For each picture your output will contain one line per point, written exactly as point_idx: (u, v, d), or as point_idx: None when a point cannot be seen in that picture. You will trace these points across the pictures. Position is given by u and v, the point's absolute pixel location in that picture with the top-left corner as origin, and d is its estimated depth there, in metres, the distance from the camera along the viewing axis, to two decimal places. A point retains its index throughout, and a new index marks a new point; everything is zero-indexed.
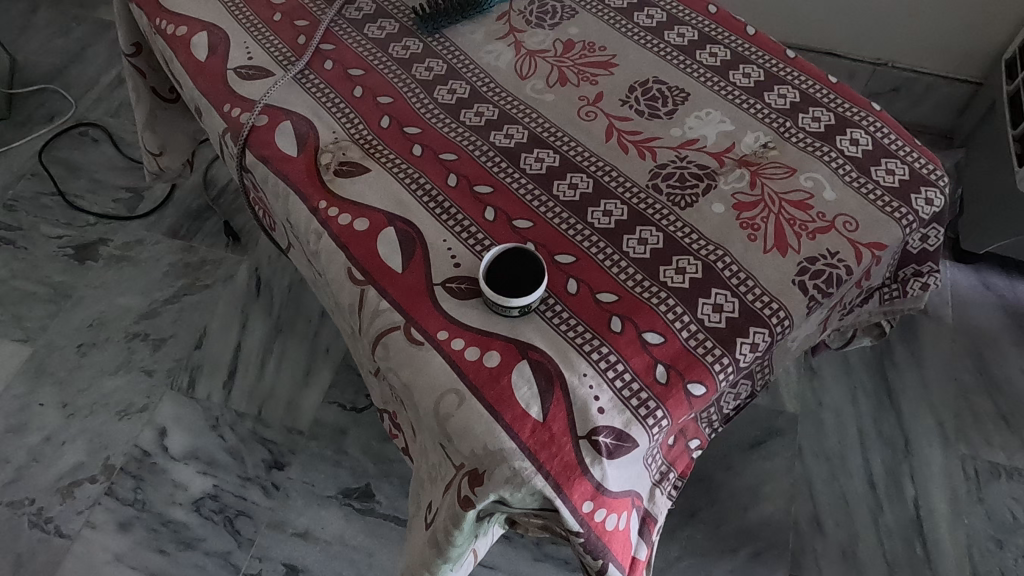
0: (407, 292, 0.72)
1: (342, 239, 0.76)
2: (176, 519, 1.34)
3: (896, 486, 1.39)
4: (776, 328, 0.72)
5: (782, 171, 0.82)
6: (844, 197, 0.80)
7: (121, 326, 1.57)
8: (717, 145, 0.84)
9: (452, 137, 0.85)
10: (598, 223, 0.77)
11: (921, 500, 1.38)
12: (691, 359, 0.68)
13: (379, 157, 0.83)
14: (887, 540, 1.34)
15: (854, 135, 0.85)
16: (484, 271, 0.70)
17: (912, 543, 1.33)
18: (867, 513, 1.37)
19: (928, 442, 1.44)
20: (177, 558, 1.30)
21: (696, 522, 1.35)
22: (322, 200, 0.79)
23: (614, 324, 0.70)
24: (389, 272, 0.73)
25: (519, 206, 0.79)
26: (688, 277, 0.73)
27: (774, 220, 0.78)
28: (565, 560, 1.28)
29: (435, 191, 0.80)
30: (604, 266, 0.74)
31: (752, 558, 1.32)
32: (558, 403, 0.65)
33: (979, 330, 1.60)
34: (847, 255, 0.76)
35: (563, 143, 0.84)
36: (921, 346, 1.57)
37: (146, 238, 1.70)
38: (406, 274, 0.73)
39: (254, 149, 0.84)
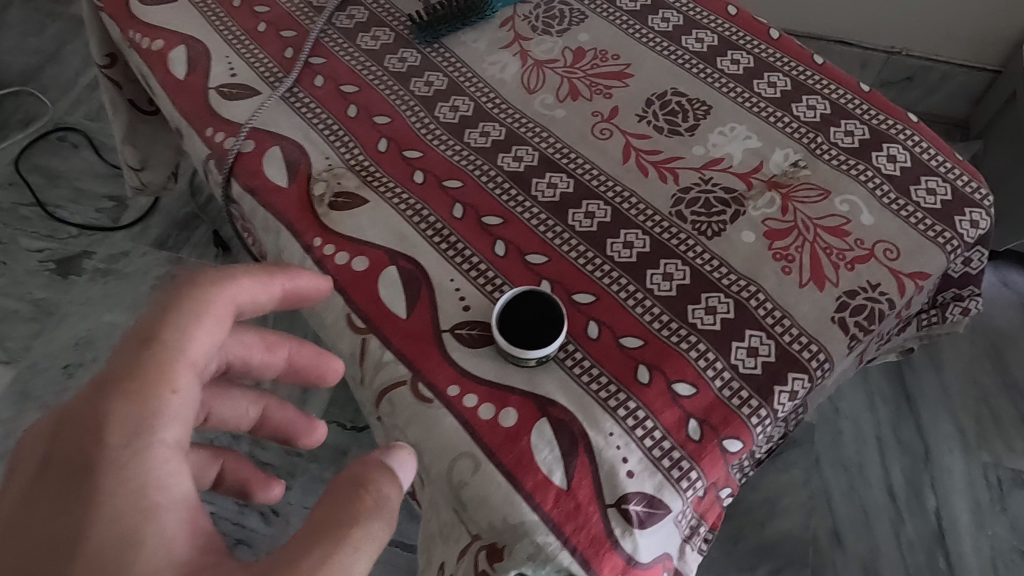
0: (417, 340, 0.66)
1: (340, 282, 0.69)
2: None
3: (917, 496, 1.35)
4: (816, 372, 0.66)
5: (815, 192, 0.75)
6: (884, 221, 0.74)
7: (109, 345, 1.50)
8: (744, 164, 0.78)
9: (455, 161, 0.78)
10: (619, 257, 0.71)
11: (943, 510, 1.33)
12: (726, 411, 0.63)
13: (377, 185, 0.76)
14: (909, 553, 1.30)
15: (891, 150, 0.79)
16: (496, 321, 0.64)
17: (934, 554, 1.29)
18: (888, 525, 1.32)
19: (949, 448, 1.40)
20: None
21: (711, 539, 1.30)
22: (316, 236, 0.72)
23: (641, 373, 0.64)
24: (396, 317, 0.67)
25: (532, 238, 0.72)
26: (720, 318, 0.67)
27: (809, 249, 0.72)
28: None
29: (439, 223, 0.73)
30: (627, 305, 0.68)
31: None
32: (583, 468, 0.59)
33: (998, 330, 1.55)
34: (889, 288, 0.70)
35: (577, 165, 0.77)
36: (940, 348, 1.52)
37: (132, 250, 1.63)
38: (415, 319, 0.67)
39: (241, 179, 0.77)
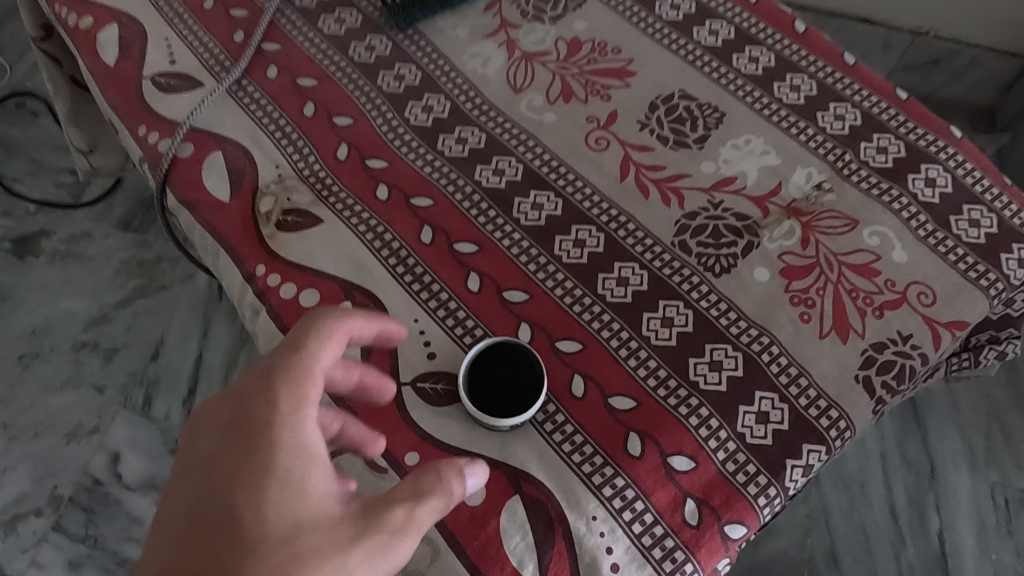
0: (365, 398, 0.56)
1: (284, 320, 0.59)
2: (132, 558, 1.21)
3: (920, 518, 1.27)
4: (835, 443, 0.57)
5: (842, 222, 0.65)
6: (919, 258, 0.64)
7: (68, 334, 1.40)
8: (760, 185, 0.67)
9: (427, 173, 0.67)
10: (612, 297, 0.61)
11: (946, 533, 1.26)
12: (730, 490, 0.54)
13: (333, 202, 0.65)
14: None
15: (931, 172, 0.68)
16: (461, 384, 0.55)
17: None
18: (888, 547, 1.26)
19: (954, 466, 1.32)
20: None
21: None
22: (259, 263, 0.62)
23: (632, 444, 0.55)
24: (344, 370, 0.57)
25: (511, 271, 0.62)
26: (725, 376, 0.57)
27: (832, 292, 0.62)
28: None
29: (403, 250, 0.63)
30: (618, 356, 0.59)
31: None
32: (559, 558, 0.51)
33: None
34: (922, 340, 0.61)
35: (566, 182, 0.67)
36: None
37: (94, 230, 1.52)
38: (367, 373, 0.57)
39: (176, 190, 0.66)
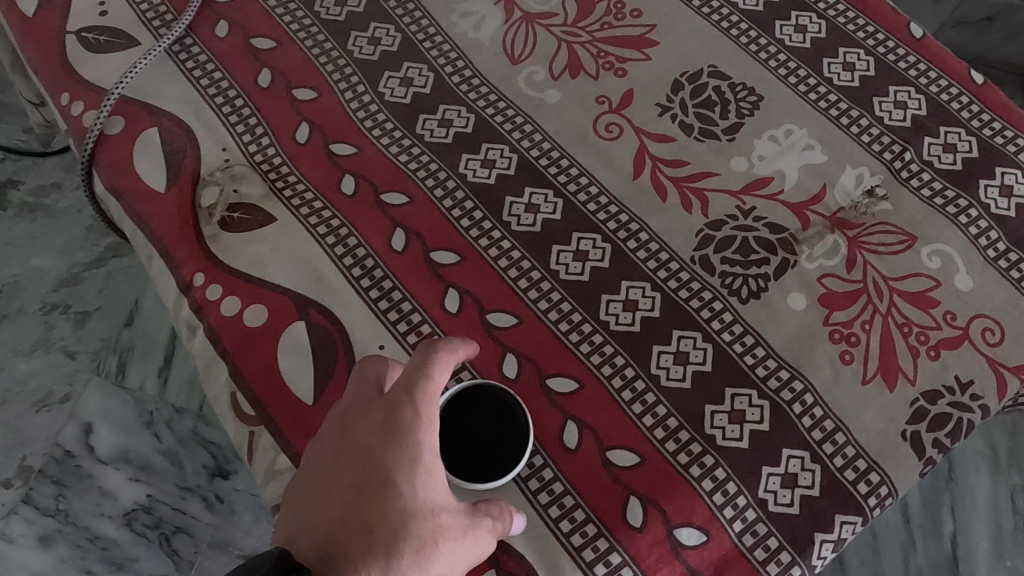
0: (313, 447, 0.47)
1: (225, 343, 0.50)
2: (104, 535, 1.14)
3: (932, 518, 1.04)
4: (874, 513, 0.47)
5: (896, 238, 0.54)
6: (986, 286, 0.53)
7: (38, 295, 1.30)
8: (801, 190, 0.56)
9: (402, 163, 0.56)
10: (617, 324, 0.51)
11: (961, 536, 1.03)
12: (745, 569, 0.45)
13: (288, 195, 0.55)
14: None
15: (1007, 178, 0.56)
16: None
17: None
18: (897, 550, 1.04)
19: (974, 463, 1.08)
20: None
21: None
22: (198, 270, 0.52)
23: (632, 511, 0.46)
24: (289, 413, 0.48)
25: (498, 289, 0.52)
26: (747, 429, 0.48)
27: (880, 327, 0.52)
28: None
29: (370, 259, 0.53)
30: (620, 399, 0.49)
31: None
32: None
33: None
34: (985, 388, 0.51)
35: (569, 179, 0.56)
36: None
37: (64, 182, 1.40)
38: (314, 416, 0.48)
39: (104, 176, 0.56)
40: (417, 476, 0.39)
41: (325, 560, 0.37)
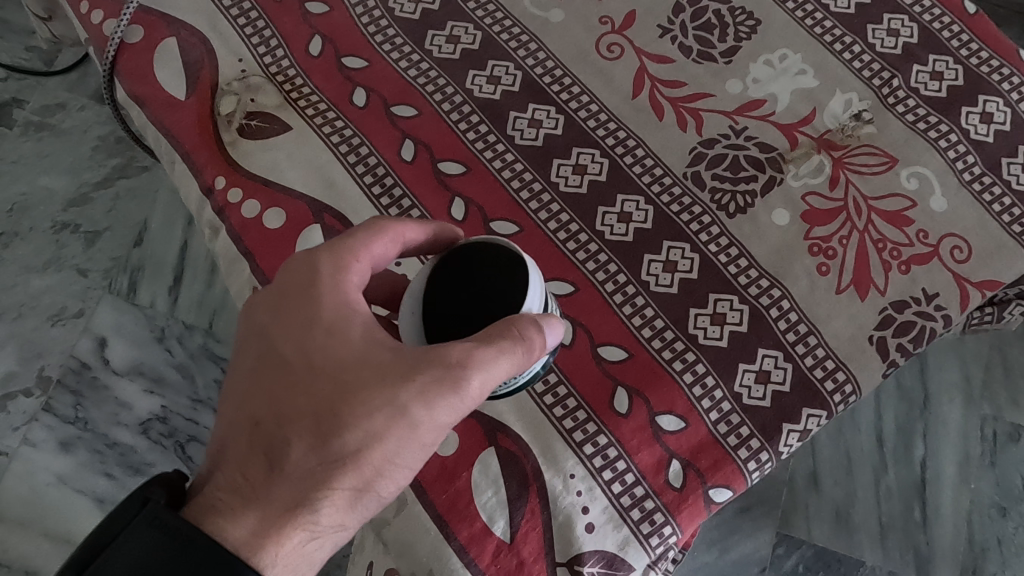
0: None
1: (246, 243, 0.54)
2: (121, 442, 1.20)
3: (905, 446, 1.14)
4: (838, 409, 0.52)
5: (879, 160, 0.58)
6: (958, 207, 0.57)
7: (47, 213, 1.34)
8: (792, 112, 0.59)
9: (410, 77, 0.59)
10: (612, 234, 0.55)
11: (928, 461, 1.13)
12: (718, 454, 0.50)
13: (303, 106, 0.57)
14: (885, 501, 1.11)
15: (988, 106, 0.59)
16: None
17: (911, 505, 1.11)
18: (869, 472, 1.13)
19: (944, 395, 1.17)
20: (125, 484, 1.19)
21: None
22: (219, 174, 0.55)
23: (619, 400, 0.51)
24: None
25: (500, 198, 0.56)
26: (728, 331, 0.53)
27: (856, 242, 0.55)
28: None
29: (381, 167, 0.56)
30: (612, 301, 0.53)
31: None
32: (532, 516, 0.48)
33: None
34: (949, 300, 0.55)
35: (571, 96, 0.59)
36: None
37: (69, 101, 1.41)
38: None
39: (124, 83, 0.58)
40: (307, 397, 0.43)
41: (247, 495, 0.42)
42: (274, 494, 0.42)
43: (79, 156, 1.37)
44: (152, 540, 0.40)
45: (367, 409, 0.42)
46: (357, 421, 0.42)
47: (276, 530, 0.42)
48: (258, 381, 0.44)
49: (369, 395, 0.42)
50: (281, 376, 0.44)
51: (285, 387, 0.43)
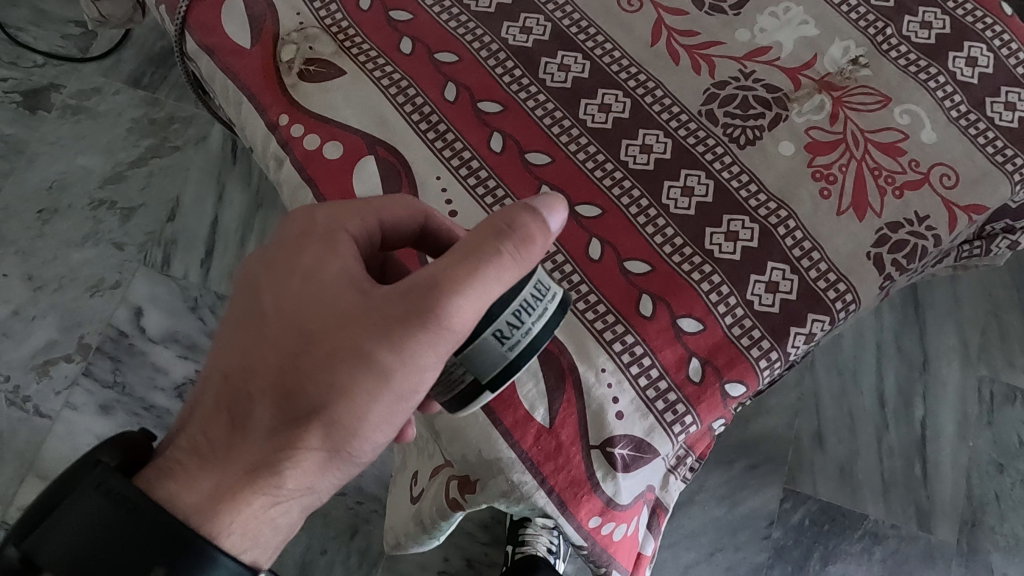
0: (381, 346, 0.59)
1: (309, 171, 0.60)
2: (159, 405, 1.19)
3: (905, 406, 1.20)
4: (839, 315, 0.59)
5: (873, 99, 0.64)
6: (947, 139, 0.63)
7: (85, 191, 1.31)
8: (795, 57, 0.65)
9: (451, 28, 0.65)
10: (635, 164, 0.61)
11: (929, 420, 1.19)
12: (733, 353, 0.56)
13: (356, 54, 0.64)
14: (887, 459, 1.18)
15: (973, 51, 0.65)
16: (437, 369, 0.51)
17: (912, 462, 1.17)
18: (872, 431, 1.20)
19: (946, 359, 1.22)
20: None
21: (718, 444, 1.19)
22: (283, 113, 0.62)
23: (644, 305, 0.57)
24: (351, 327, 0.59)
25: (534, 132, 0.62)
26: (740, 246, 0.59)
27: (854, 169, 0.62)
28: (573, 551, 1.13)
29: (427, 106, 0.62)
30: (636, 221, 0.60)
31: (772, 560, 1.14)
32: (568, 405, 0.54)
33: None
34: (939, 221, 0.61)
35: (596, 44, 0.65)
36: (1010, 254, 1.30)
37: (104, 86, 1.39)
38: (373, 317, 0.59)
39: (194, 34, 0.65)
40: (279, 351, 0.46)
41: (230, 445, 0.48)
42: (253, 446, 0.47)
43: (117, 136, 1.35)
44: (98, 506, 0.43)
45: (331, 364, 0.45)
46: (322, 379, 0.45)
47: (237, 492, 0.47)
48: (239, 336, 0.48)
49: (334, 347, 0.45)
50: (257, 330, 0.47)
51: (260, 341, 0.47)
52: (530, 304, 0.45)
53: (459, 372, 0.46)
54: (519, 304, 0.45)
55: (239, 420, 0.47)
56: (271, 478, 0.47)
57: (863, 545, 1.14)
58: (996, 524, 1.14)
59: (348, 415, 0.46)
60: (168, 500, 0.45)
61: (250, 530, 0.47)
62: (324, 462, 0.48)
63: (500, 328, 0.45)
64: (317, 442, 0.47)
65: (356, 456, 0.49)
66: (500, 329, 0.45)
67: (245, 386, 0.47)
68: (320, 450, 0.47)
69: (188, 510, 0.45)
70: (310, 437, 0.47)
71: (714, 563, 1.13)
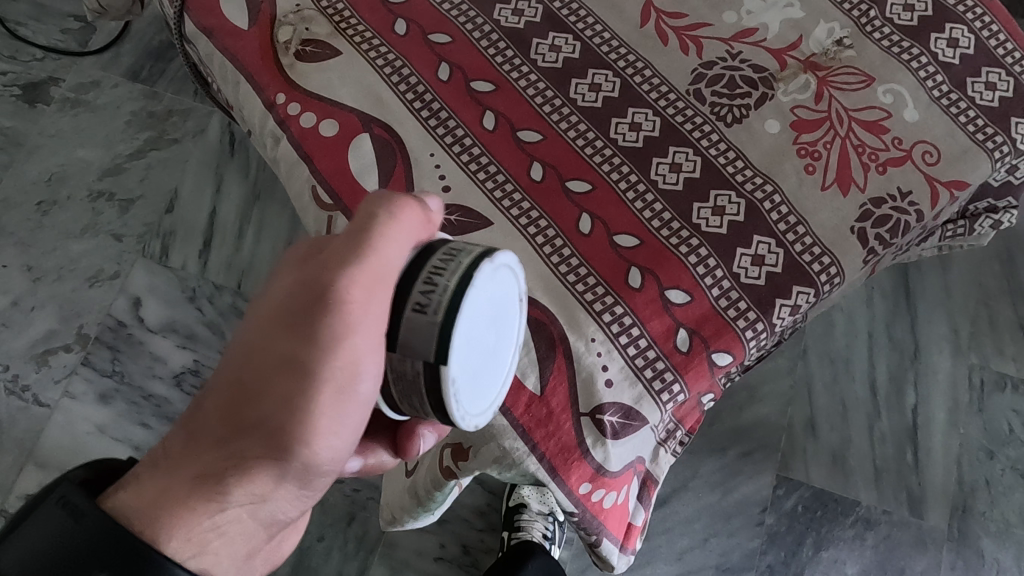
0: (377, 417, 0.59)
1: (306, 148, 0.62)
2: (157, 394, 1.20)
3: (897, 394, 1.21)
4: (824, 288, 0.60)
5: (857, 78, 0.65)
6: (929, 117, 0.64)
7: (84, 183, 1.32)
8: (781, 38, 0.67)
9: (445, 10, 0.67)
10: (624, 141, 0.63)
11: (920, 407, 1.20)
12: (720, 323, 0.58)
13: (351, 35, 0.65)
14: (878, 445, 1.18)
15: (954, 33, 0.67)
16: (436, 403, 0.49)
17: (904, 449, 1.18)
18: (864, 418, 1.20)
19: (937, 348, 1.23)
20: (162, 434, 1.18)
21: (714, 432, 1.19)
22: (280, 92, 0.63)
23: (633, 277, 0.58)
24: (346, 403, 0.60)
25: (525, 111, 0.63)
26: (727, 220, 0.60)
27: (838, 146, 0.63)
28: (568, 539, 1.13)
29: (421, 86, 0.64)
30: (625, 197, 0.61)
31: (766, 546, 1.14)
32: (559, 372, 0.56)
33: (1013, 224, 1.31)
34: (921, 197, 0.62)
35: (586, 26, 0.67)
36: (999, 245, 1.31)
37: (103, 79, 1.40)
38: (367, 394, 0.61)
39: (194, 16, 0.66)
40: (223, 367, 0.48)
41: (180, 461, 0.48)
42: (202, 458, 0.47)
43: (115, 128, 1.36)
44: (59, 521, 0.41)
45: (264, 367, 0.45)
46: (258, 382, 0.45)
47: (181, 501, 0.46)
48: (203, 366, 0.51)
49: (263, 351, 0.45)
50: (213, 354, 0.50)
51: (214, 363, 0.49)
52: (442, 269, 0.44)
53: (409, 365, 0.44)
54: (430, 274, 0.44)
55: (187, 437, 0.48)
56: (218, 488, 0.47)
57: (855, 530, 1.14)
58: (987, 511, 1.15)
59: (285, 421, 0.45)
60: (108, 504, 0.44)
61: (195, 541, 0.46)
62: (273, 473, 0.47)
63: (416, 301, 0.44)
64: (257, 450, 0.46)
65: (312, 469, 0.48)
66: (417, 301, 0.44)
67: (200, 407, 0.49)
68: (264, 459, 0.46)
69: (126, 515, 0.44)
70: (248, 445, 0.46)
71: (708, 550, 1.13)
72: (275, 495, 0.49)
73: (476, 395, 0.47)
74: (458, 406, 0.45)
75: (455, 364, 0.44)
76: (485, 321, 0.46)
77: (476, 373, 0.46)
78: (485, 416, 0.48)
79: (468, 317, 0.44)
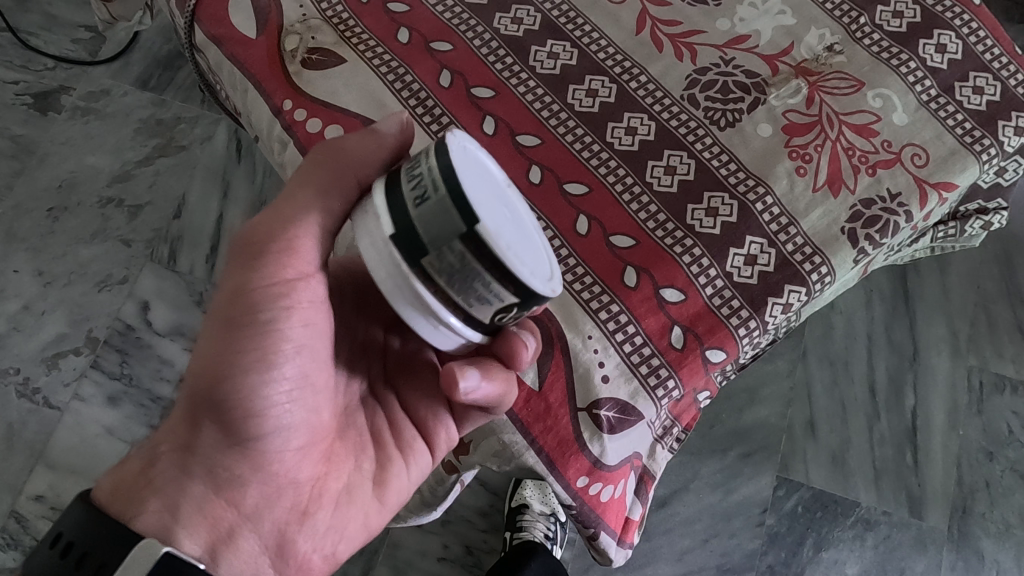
0: (468, 413, 0.59)
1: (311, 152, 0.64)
2: (165, 396, 1.22)
3: (896, 395, 1.22)
4: (815, 286, 0.61)
5: (848, 83, 0.67)
6: (918, 121, 0.66)
7: (93, 189, 1.34)
8: (772, 45, 0.69)
9: (446, 19, 0.69)
10: (620, 144, 0.65)
11: (919, 409, 1.21)
12: (714, 321, 0.59)
13: (355, 43, 0.67)
14: (878, 447, 1.20)
15: (943, 39, 0.69)
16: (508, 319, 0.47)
17: (903, 450, 1.19)
18: (863, 420, 1.21)
19: (936, 350, 1.25)
20: None
21: (714, 434, 1.20)
22: (287, 98, 0.65)
23: (628, 276, 0.60)
24: (395, 439, 0.59)
25: (524, 115, 0.65)
26: (720, 221, 0.62)
27: (829, 149, 0.65)
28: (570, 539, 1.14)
29: (423, 92, 0.66)
30: (620, 199, 0.63)
31: (767, 546, 1.14)
32: (557, 368, 0.58)
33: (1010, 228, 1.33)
34: (910, 198, 0.63)
35: (584, 34, 0.69)
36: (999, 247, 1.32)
37: (113, 88, 1.43)
38: (433, 437, 0.60)
39: (204, 26, 0.69)
40: None
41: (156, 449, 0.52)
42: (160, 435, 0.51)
43: (124, 136, 1.39)
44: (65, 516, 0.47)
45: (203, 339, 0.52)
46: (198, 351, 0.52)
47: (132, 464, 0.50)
48: None
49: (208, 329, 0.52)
50: None
51: None
52: (416, 165, 0.44)
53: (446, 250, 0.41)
54: (411, 174, 0.44)
55: None
56: (154, 446, 0.50)
57: (855, 531, 1.15)
58: (987, 511, 1.16)
59: (198, 365, 0.49)
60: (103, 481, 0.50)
61: (129, 494, 0.47)
62: (197, 416, 0.50)
63: (414, 195, 0.42)
64: (185, 401, 0.50)
65: (223, 399, 0.49)
66: (416, 196, 0.42)
67: None
68: (188, 406, 0.50)
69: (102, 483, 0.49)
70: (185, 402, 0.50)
71: (709, 550, 1.14)
72: (202, 444, 0.49)
73: (529, 254, 0.43)
74: (520, 265, 0.42)
75: (490, 219, 0.42)
76: (493, 185, 0.44)
77: (517, 234, 0.43)
78: (556, 279, 0.45)
79: (472, 176, 0.43)
